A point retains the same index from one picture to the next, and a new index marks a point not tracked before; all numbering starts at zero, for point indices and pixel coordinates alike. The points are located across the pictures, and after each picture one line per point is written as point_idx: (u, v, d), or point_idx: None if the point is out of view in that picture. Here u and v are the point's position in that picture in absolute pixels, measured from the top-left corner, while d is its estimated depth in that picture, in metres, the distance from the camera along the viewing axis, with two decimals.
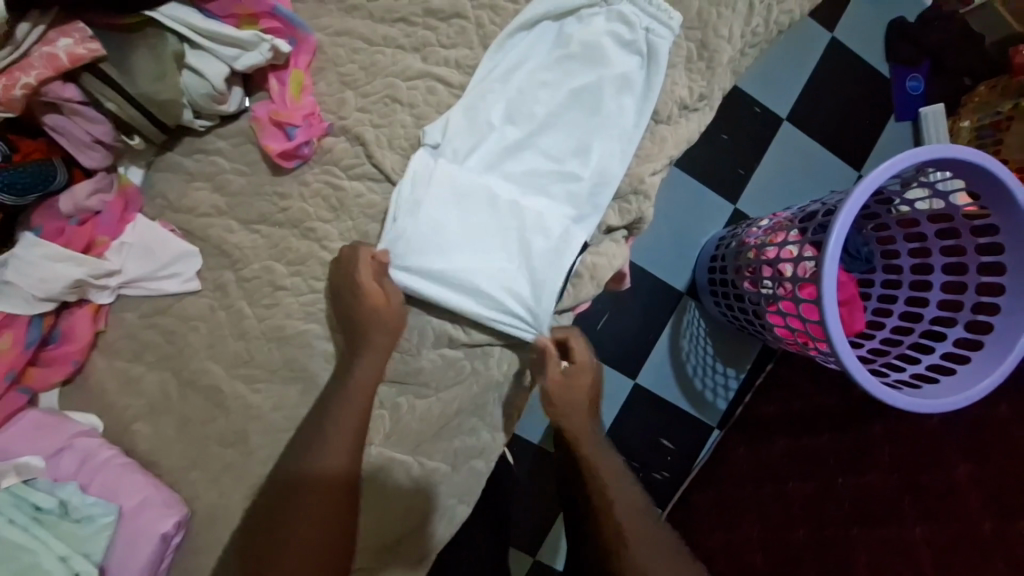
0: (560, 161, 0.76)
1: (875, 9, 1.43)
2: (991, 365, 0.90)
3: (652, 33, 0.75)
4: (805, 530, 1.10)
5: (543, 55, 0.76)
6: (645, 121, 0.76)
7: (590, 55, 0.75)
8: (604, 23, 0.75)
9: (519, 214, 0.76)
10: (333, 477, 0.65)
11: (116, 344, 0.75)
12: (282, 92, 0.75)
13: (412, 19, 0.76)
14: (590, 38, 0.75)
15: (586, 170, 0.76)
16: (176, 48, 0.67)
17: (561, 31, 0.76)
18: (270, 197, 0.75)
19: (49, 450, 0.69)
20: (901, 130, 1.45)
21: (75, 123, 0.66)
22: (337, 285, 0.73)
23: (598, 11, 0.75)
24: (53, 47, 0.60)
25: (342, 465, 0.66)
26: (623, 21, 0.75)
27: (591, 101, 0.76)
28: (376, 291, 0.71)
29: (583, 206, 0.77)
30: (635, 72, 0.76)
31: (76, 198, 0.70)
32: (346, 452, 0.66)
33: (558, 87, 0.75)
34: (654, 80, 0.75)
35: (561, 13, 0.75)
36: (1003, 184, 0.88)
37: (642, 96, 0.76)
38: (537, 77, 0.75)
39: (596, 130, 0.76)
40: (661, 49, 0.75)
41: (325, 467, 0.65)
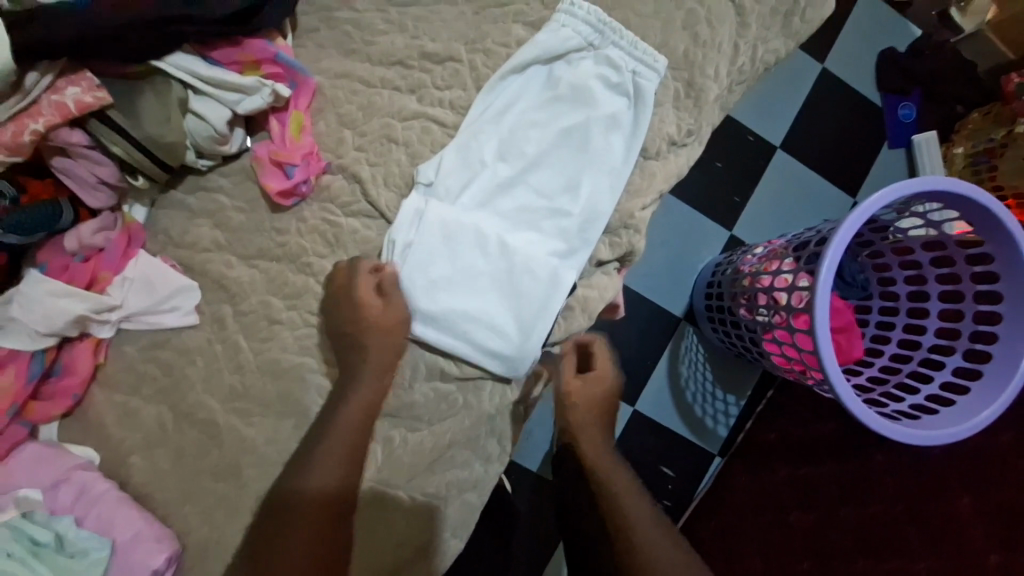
0: (550, 197, 0.78)
1: (866, 40, 1.45)
2: (989, 396, 0.89)
3: (639, 75, 0.78)
4: (809, 561, 1.08)
5: (533, 97, 0.79)
6: (633, 158, 0.79)
7: (579, 96, 0.78)
8: (592, 67, 0.78)
9: (509, 250, 0.77)
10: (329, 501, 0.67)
11: (115, 377, 0.77)
12: (283, 132, 0.78)
13: (408, 62, 0.80)
14: (579, 81, 0.78)
15: (576, 206, 0.78)
16: (180, 94, 0.71)
17: (551, 74, 0.79)
18: (269, 233, 0.77)
19: (47, 483, 0.70)
20: (895, 157, 1.46)
21: (82, 165, 0.69)
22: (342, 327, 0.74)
23: (587, 55, 0.79)
24: (62, 96, 0.63)
25: (332, 482, 0.67)
26: (611, 64, 0.78)
27: (581, 139, 0.78)
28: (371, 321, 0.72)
29: (573, 241, 0.79)
30: (623, 112, 0.79)
31: (81, 236, 0.73)
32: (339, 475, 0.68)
33: (548, 127, 0.78)
34: (642, 119, 0.78)
35: (551, 57, 0.78)
36: (996, 216, 0.88)
37: (630, 134, 0.79)
38: (527, 117, 0.78)
39: (585, 168, 0.78)
40: (647, 91, 0.78)
41: (315, 486, 0.67)
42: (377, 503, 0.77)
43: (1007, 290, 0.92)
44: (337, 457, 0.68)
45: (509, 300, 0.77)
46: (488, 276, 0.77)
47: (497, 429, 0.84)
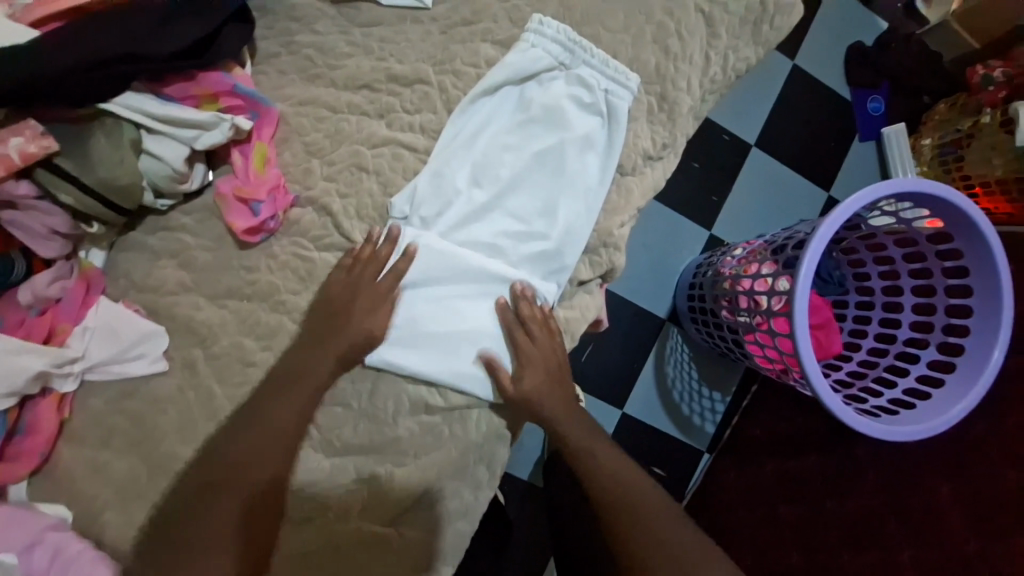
0: (527, 220, 0.77)
1: (834, 35, 1.46)
2: (963, 390, 0.91)
3: (611, 94, 0.77)
4: (798, 555, 1.10)
5: (505, 119, 0.77)
6: (609, 178, 0.78)
7: (551, 117, 0.77)
8: (564, 87, 0.77)
9: (487, 278, 0.76)
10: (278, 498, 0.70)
11: (83, 431, 0.73)
12: (246, 166, 0.74)
13: (375, 85, 0.77)
14: (551, 102, 0.76)
15: (553, 229, 0.77)
16: (133, 135, 0.67)
17: (522, 94, 0.77)
18: (238, 271, 0.75)
19: (19, 545, 0.65)
20: (866, 150, 1.48)
21: (30, 217, 0.66)
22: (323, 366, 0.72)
23: (558, 75, 0.77)
24: (4, 147, 0.60)
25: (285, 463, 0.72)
26: (583, 84, 0.77)
27: (555, 161, 0.77)
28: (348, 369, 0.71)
29: (551, 264, 0.78)
30: (597, 132, 0.78)
31: (36, 288, 0.69)
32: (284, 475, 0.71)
33: (522, 149, 0.77)
34: (617, 139, 0.77)
35: (522, 78, 0.76)
36: (964, 214, 0.89)
37: (605, 154, 0.78)
38: (501, 140, 0.76)
39: (561, 189, 0.77)
40: (620, 110, 0.78)
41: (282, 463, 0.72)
42: (368, 541, 0.77)
43: (976, 285, 0.94)
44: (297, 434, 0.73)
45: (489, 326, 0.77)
46: (466, 305, 0.76)
47: (487, 456, 0.81)
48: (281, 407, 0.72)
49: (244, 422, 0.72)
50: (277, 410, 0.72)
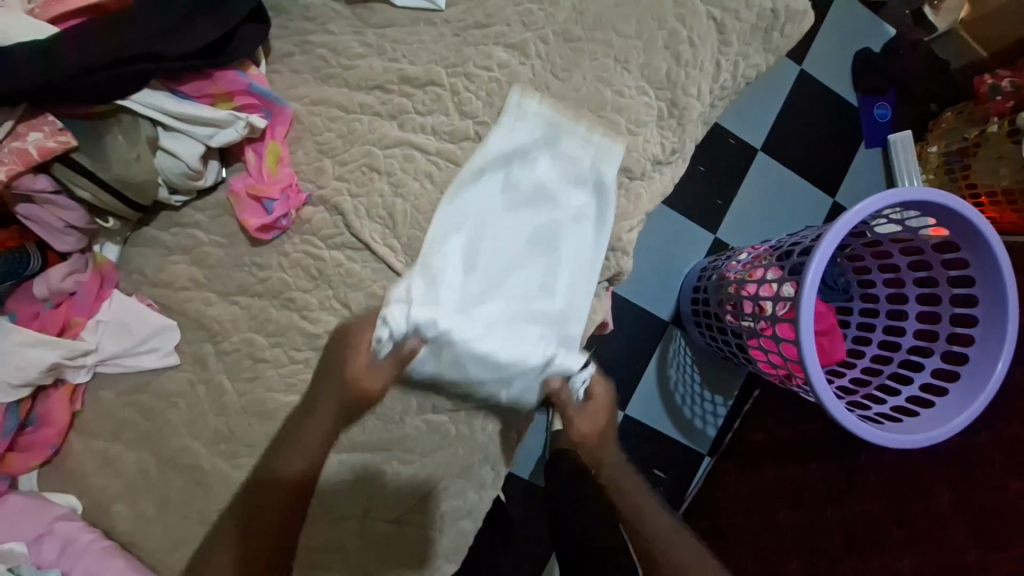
0: (526, 298, 0.76)
1: (843, 42, 1.46)
2: (967, 399, 0.91)
3: (598, 167, 0.77)
4: (799, 560, 1.10)
5: (493, 201, 0.75)
6: (603, 249, 0.78)
7: (539, 197, 0.76)
8: (551, 166, 0.77)
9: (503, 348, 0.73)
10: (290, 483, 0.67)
11: (93, 423, 0.74)
12: (260, 165, 0.76)
13: (388, 86, 0.77)
14: (538, 183, 0.76)
15: (556, 303, 0.76)
16: (150, 132, 0.68)
17: (508, 176, 0.76)
18: (249, 268, 0.75)
19: (30, 535, 0.67)
20: (872, 157, 1.49)
21: (48, 211, 0.67)
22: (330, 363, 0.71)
23: (543, 153, 0.76)
24: (24, 142, 0.61)
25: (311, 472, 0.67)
26: (569, 160, 0.77)
27: (547, 239, 0.77)
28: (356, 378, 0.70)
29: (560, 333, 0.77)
30: (587, 205, 0.78)
31: (51, 282, 0.70)
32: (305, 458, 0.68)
33: (513, 230, 0.76)
34: (608, 210, 0.77)
35: (507, 158, 0.75)
36: (971, 224, 0.89)
37: (598, 227, 0.78)
38: (489, 224, 0.75)
39: (555, 265, 0.77)
40: (609, 181, 0.78)
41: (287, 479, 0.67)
42: (375, 537, 0.78)
43: (981, 294, 0.94)
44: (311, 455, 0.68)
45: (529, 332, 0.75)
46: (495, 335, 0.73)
47: (493, 457, 0.82)
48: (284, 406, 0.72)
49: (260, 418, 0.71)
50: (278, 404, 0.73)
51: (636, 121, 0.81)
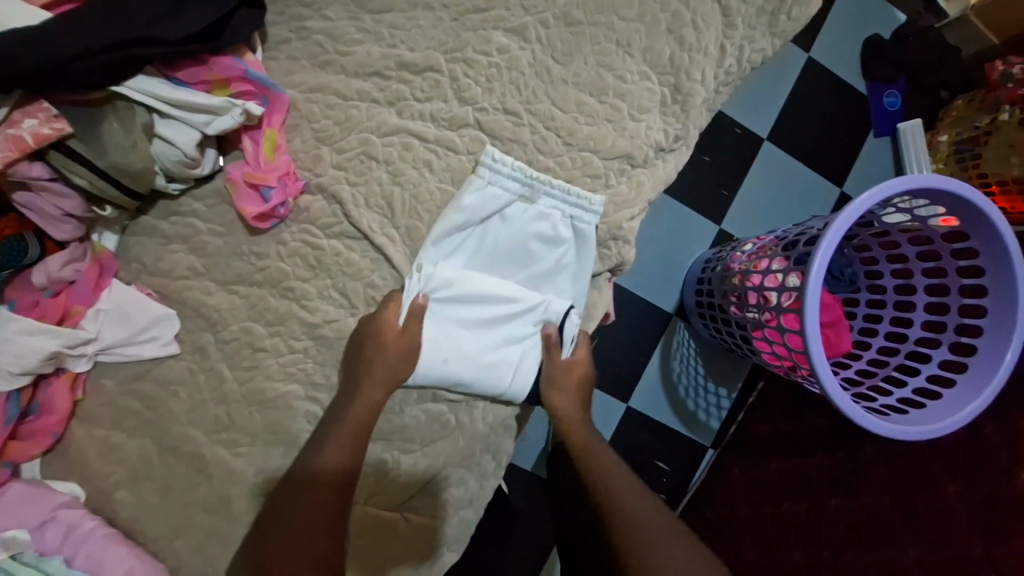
0: (503, 349, 0.77)
1: (852, 28, 1.43)
2: (975, 390, 0.90)
3: (577, 219, 0.78)
4: (801, 553, 1.08)
5: (471, 258, 0.77)
6: (582, 298, 0.80)
7: (518, 254, 0.78)
8: (528, 222, 0.77)
9: (479, 387, 0.76)
10: (307, 474, 0.68)
11: (95, 412, 0.74)
12: (257, 152, 0.75)
13: (386, 72, 0.76)
14: (516, 240, 0.77)
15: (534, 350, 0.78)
16: (146, 119, 0.67)
17: (486, 233, 0.77)
18: (248, 257, 0.75)
19: (32, 523, 0.68)
20: (881, 146, 1.46)
21: (45, 199, 0.67)
22: (351, 355, 0.73)
23: (521, 209, 0.77)
24: (19, 129, 0.61)
25: (342, 468, 0.68)
26: (546, 216, 0.77)
27: (527, 292, 0.78)
28: (360, 362, 0.72)
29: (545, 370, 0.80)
30: (567, 259, 0.79)
31: (50, 270, 0.70)
32: (339, 454, 0.68)
33: (492, 286, 0.76)
34: (586, 260, 0.78)
35: (484, 217, 0.76)
36: (983, 214, 0.87)
37: (577, 278, 0.79)
38: (468, 281, 0.76)
39: (534, 315, 0.78)
40: (587, 234, 0.78)
41: (306, 472, 0.68)
42: (375, 526, 0.78)
43: (991, 284, 0.92)
44: (346, 448, 0.68)
45: (505, 369, 0.77)
46: (472, 373, 0.75)
47: (493, 446, 0.82)
48: (289, 390, 0.74)
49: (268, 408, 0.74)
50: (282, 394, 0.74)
51: (638, 106, 0.79)
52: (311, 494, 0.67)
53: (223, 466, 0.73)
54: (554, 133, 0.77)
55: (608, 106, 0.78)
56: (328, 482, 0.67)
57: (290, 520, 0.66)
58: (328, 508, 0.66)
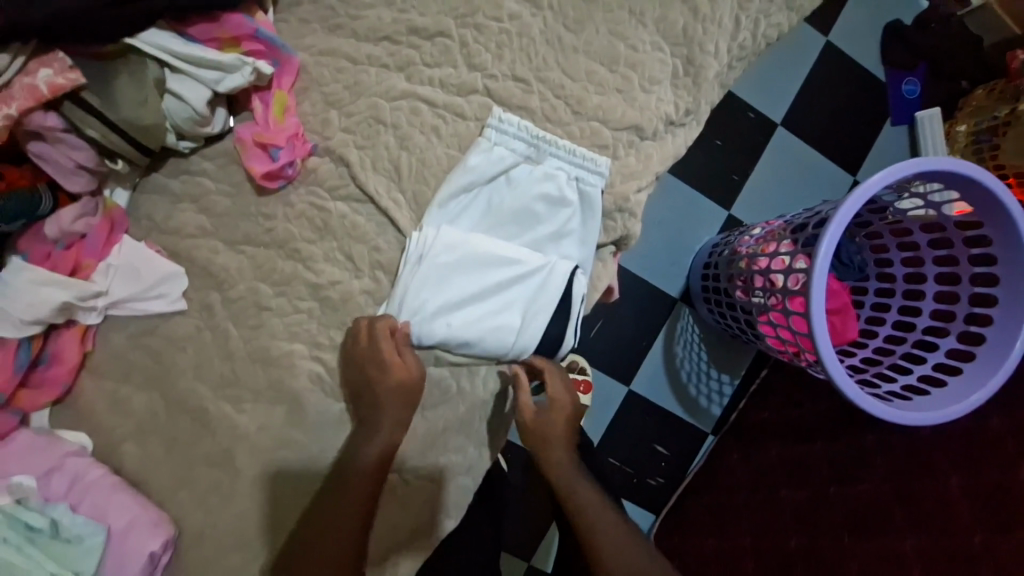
0: (506, 313, 0.76)
1: (873, 13, 1.40)
2: (982, 378, 0.88)
3: (583, 182, 0.78)
4: (798, 537, 1.08)
5: (474, 222, 0.77)
6: (588, 262, 0.79)
7: (523, 218, 0.77)
8: (534, 184, 0.77)
9: (481, 350, 0.76)
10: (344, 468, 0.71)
11: (104, 364, 0.76)
12: (266, 114, 0.75)
13: (396, 37, 0.76)
14: (521, 203, 0.77)
15: (538, 315, 0.77)
16: (157, 74, 0.68)
17: (492, 196, 0.77)
18: (255, 218, 0.76)
19: (39, 470, 0.70)
20: (897, 135, 1.43)
21: (59, 150, 0.68)
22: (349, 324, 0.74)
23: (526, 171, 0.77)
24: (34, 78, 0.61)
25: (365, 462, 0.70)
26: (552, 179, 0.77)
27: (532, 257, 0.77)
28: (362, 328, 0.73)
29: (550, 337, 0.79)
30: (573, 223, 0.78)
31: (61, 223, 0.71)
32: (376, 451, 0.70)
33: (495, 248, 0.76)
34: (592, 224, 0.78)
35: (489, 179, 0.76)
36: (998, 198, 0.85)
37: (583, 243, 0.79)
38: (471, 244, 0.75)
39: (539, 279, 0.77)
40: (594, 197, 0.78)
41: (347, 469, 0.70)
42: None
43: (1004, 274, 0.90)
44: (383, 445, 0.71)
45: (507, 333, 0.76)
46: (474, 334, 0.75)
47: (491, 414, 0.83)
48: (293, 351, 0.75)
49: (272, 368, 0.75)
50: (288, 355, 0.75)
51: (649, 77, 0.79)
52: (350, 492, 0.69)
53: (227, 424, 0.75)
54: (563, 102, 0.77)
55: (619, 76, 0.78)
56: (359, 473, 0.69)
57: (333, 512, 0.68)
58: (363, 504, 0.68)
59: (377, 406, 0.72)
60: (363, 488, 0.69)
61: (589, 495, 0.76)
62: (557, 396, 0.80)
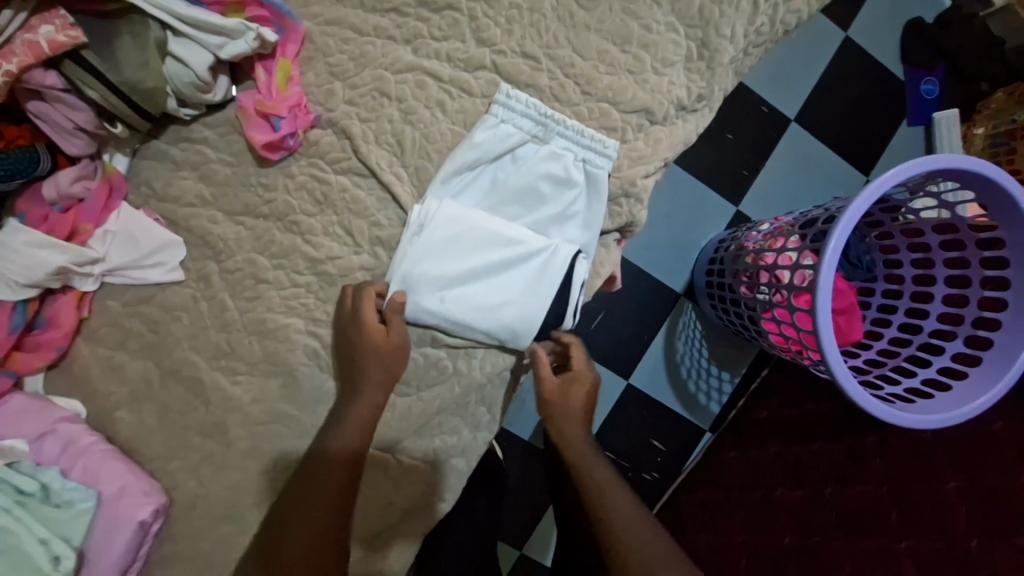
0: (505, 294, 0.75)
1: (894, 7, 1.37)
2: (988, 382, 0.86)
3: (589, 164, 0.76)
4: (792, 536, 1.07)
5: (477, 200, 0.76)
6: (591, 246, 0.78)
7: (527, 198, 0.76)
8: (539, 163, 0.75)
9: (479, 331, 0.75)
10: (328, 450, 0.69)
11: (100, 331, 0.76)
12: (270, 82, 0.74)
13: (404, 9, 0.74)
14: (525, 183, 0.75)
15: (538, 298, 0.76)
16: (159, 35, 0.67)
17: (496, 175, 0.75)
18: (255, 188, 0.75)
19: (32, 434, 0.69)
20: (913, 135, 1.40)
21: (58, 110, 0.67)
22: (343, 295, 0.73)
23: (532, 150, 0.75)
24: (35, 34, 0.60)
25: (353, 446, 0.69)
26: (558, 159, 0.75)
27: (534, 238, 0.76)
28: (360, 312, 0.71)
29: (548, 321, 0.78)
30: (577, 206, 0.77)
31: (60, 185, 0.70)
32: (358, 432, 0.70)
33: (497, 228, 0.75)
34: (596, 207, 0.77)
35: (494, 157, 0.74)
36: (1013, 200, 0.83)
37: (586, 227, 0.77)
38: (472, 223, 0.74)
39: (540, 261, 0.76)
40: (599, 179, 0.76)
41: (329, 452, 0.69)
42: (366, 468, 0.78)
43: (1016, 277, 0.88)
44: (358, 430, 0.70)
45: (506, 315, 0.75)
46: (472, 315, 0.74)
47: (488, 397, 0.82)
48: (288, 325, 0.74)
49: (267, 341, 0.74)
50: (284, 329, 0.74)
51: (662, 59, 0.77)
52: (329, 473, 0.68)
53: (221, 395, 0.74)
54: (572, 81, 0.75)
55: (630, 57, 0.76)
56: (344, 455, 0.69)
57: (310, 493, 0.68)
58: (339, 489, 0.67)
59: (370, 381, 0.71)
60: (339, 474, 0.68)
61: (602, 470, 0.77)
62: (578, 372, 0.81)
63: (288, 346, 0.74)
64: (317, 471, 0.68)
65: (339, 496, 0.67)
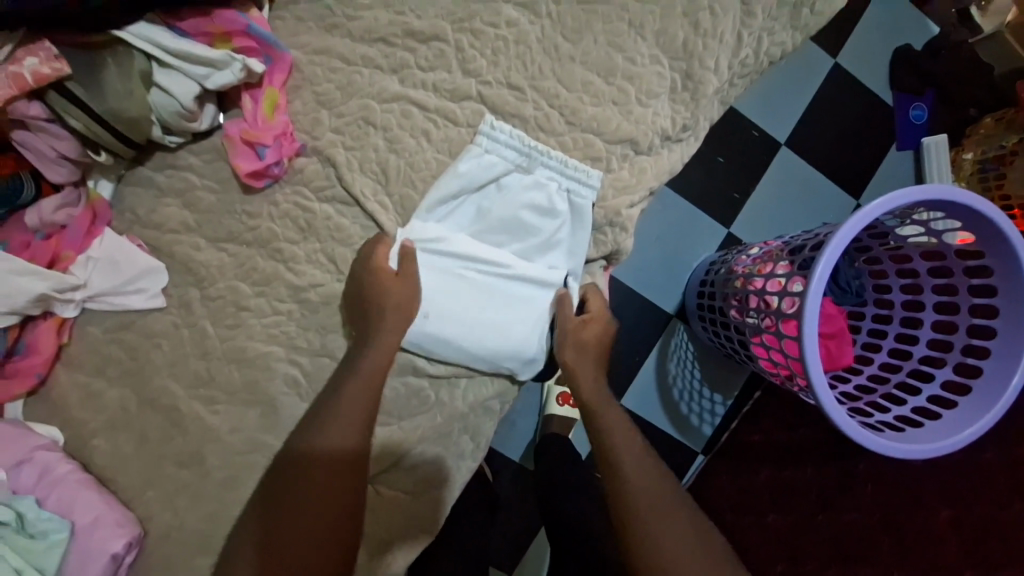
0: (490, 321, 0.76)
1: (882, 34, 1.39)
2: (977, 413, 0.85)
3: (574, 194, 0.76)
4: (783, 564, 1.02)
5: (462, 227, 0.76)
6: (575, 275, 0.79)
7: (512, 226, 0.77)
8: (523, 192, 0.76)
9: (463, 356, 0.76)
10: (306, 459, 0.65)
11: (80, 357, 0.75)
12: (256, 110, 0.74)
13: (391, 39, 0.75)
14: (510, 212, 0.76)
15: (523, 323, 0.77)
16: (144, 66, 0.68)
17: (480, 203, 0.76)
18: (239, 215, 0.75)
19: (9, 462, 0.68)
20: (903, 159, 1.40)
21: (42, 139, 0.67)
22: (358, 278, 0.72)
23: (517, 181, 0.76)
24: (19, 67, 0.61)
25: (341, 444, 0.65)
26: (542, 189, 0.76)
27: (519, 266, 0.77)
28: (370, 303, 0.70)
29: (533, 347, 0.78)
30: (561, 235, 0.78)
31: (43, 212, 0.71)
32: (344, 430, 0.65)
33: (484, 255, 0.77)
34: (580, 237, 0.78)
35: (479, 185, 0.75)
36: (998, 229, 0.82)
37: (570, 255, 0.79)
38: (459, 250, 0.75)
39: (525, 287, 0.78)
40: (584, 210, 0.77)
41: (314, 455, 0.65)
42: None
43: (1004, 305, 0.87)
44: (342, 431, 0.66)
45: (491, 340, 0.76)
46: (457, 341, 0.75)
47: (472, 425, 0.81)
48: (270, 352, 0.74)
49: (248, 368, 0.74)
50: (265, 356, 0.74)
51: (647, 91, 0.77)
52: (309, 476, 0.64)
53: (200, 423, 0.73)
54: (557, 111, 0.76)
55: (615, 88, 0.77)
56: (316, 470, 0.65)
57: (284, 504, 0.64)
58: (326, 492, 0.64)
59: None
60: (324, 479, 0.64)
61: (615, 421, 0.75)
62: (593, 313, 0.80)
63: (269, 373, 0.74)
64: (292, 484, 0.64)
65: (319, 500, 0.63)
